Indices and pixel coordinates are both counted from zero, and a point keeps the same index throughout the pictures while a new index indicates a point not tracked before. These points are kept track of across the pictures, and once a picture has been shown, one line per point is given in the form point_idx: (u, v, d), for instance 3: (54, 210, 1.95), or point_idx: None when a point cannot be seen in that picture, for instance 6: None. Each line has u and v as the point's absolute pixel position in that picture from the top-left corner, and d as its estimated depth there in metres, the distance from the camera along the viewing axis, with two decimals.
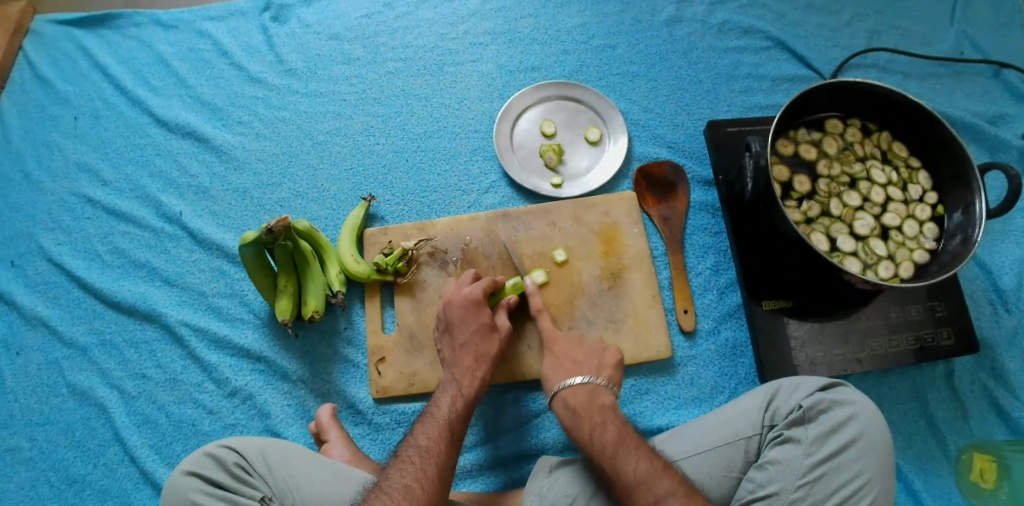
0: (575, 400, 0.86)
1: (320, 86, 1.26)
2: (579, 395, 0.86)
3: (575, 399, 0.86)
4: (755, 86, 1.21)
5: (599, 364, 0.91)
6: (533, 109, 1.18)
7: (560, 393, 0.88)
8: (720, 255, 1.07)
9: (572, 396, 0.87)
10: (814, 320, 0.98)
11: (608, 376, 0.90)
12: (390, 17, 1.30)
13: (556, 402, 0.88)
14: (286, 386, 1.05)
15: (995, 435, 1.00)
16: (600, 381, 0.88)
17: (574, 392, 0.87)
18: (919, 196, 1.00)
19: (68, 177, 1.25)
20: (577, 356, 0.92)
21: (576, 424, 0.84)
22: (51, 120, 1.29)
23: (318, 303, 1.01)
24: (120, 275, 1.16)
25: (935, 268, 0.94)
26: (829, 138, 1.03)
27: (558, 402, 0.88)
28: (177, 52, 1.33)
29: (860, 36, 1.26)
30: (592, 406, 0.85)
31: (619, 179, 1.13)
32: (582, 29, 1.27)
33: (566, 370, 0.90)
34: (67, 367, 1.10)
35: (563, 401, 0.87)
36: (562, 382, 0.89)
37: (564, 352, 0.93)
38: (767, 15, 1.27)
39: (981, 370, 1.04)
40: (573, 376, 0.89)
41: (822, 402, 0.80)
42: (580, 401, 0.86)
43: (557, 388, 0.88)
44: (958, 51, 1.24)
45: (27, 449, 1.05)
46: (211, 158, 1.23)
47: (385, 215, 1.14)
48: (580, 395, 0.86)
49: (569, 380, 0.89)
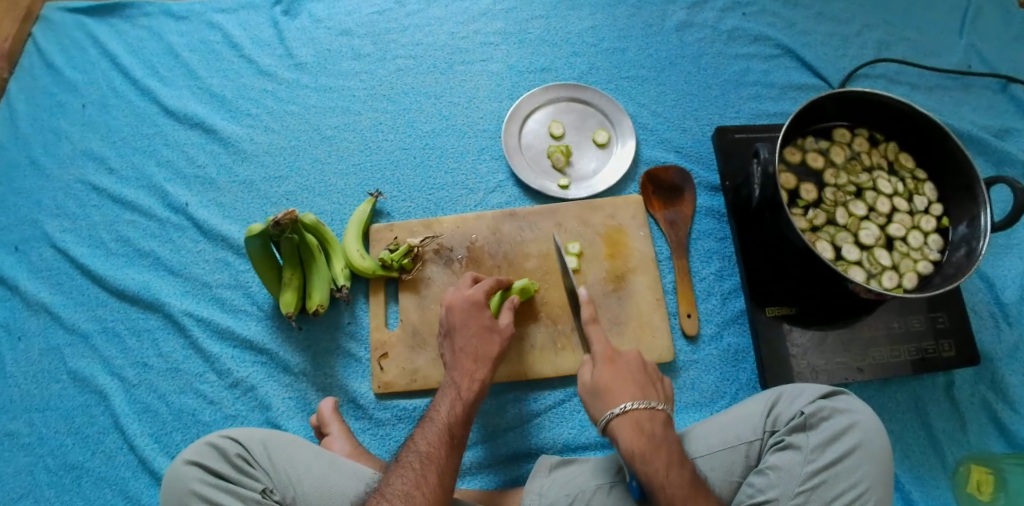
0: (650, 426, 0.76)
1: (330, 81, 1.26)
2: (656, 423, 0.76)
3: (651, 425, 0.76)
4: (763, 94, 1.21)
5: (663, 393, 0.83)
6: (541, 110, 1.19)
7: (631, 412, 0.77)
8: (724, 261, 1.08)
9: (647, 421, 0.76)
10: (817, 329, 0.98)
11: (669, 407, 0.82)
12: (402, 15, 1.31)
13: (623, 420, 0.76)
14: (288, 379, 1.05)
15: (994, 448, 1.00)
16: (669, 410, 0.80)
17: (649, 416, 0.76)
18: (924, 207, 1.00)
19: (75, 164, 1.25)
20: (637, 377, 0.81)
21: (649, 455, 0.73)
22: (59, 107, 1.29)
23: (322, 297, 1.01)
24: (124, 263, 1.16)
25: (938, 280, 0.95)
26: (836, 147, 1.03)
27: (625, 421, 0.76)
28: (187, 43, 1.33)
29: (869, 46, 1.27)
30: (667, 439, 0.76)
31: (626, 182, 1.13)
32: (592, 32, 1.27)
33: (637, 390, 0.79)
34: (69, 354, 1.10)
35: (634, 421, 0.76)
36: (634, 401, 0.77)
37: (630, 371, 0.82)
38: (777, 22, 1.28)
39: (980, 382, 1.04)
40: (647, 399, 0.78)
41: (823, 409, 0.80)
42: (654, 429, 0.76)
43: (631, 405, 0.77)
44: (966, 64, 1.25)
45: (26, 434, 1.05)
46: (218, 150, 1.23)
47: (391, 211, 1.14)
48: (658, 424, 0.77)
49: (643, 401, 0.77)
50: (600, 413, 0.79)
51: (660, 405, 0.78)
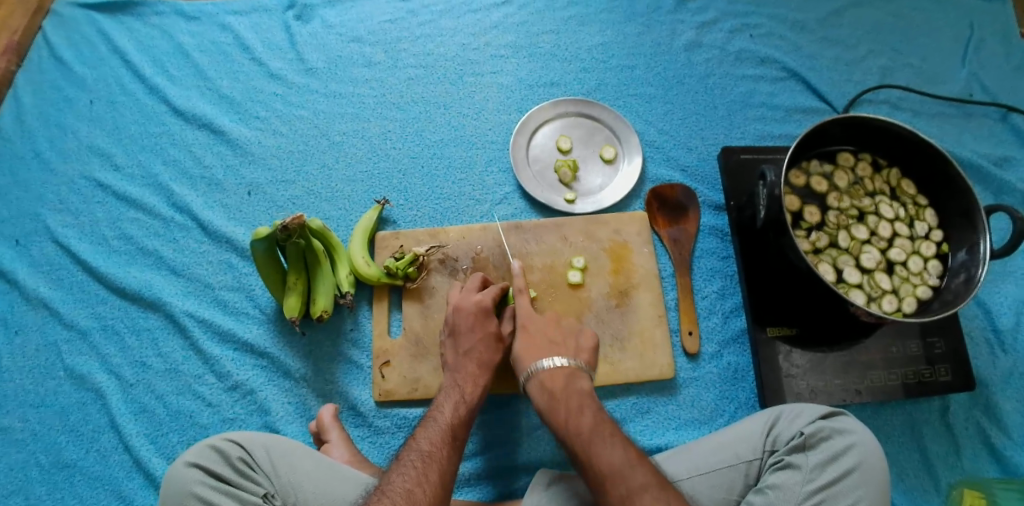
0: (553, 383, 0.87)
1: (339, 87, 1.27)
2: (557, 378, 0.88)
3: (554, 381, 0.87)
4: (769, 115, 1.23)
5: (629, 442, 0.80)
6: (549, 124, 1.20)
7: (538, 374, 0.89)
8: (727, 279, 1.09)
9: (550, 380, 0.88)
10: (818, 351, 0.99)
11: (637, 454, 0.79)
12: (413, 24, 1.32)
13: (532, 383, 0.89)
14: (288, 384, 1.05)
15: (987, 473, 1.01)
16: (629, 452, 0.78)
17: (552, 375, 0.88)
18: (925, 233, 1.02)
19: (80, 160, 1.25)
20: (553, 336, 0.93)
21: (551, 408, 0.85)
22: (66, 102, 1.29)
23: (327, 303, 1.01)
24: (127, 261, 1.16)
25: (937, 305, 0.96)
26: (840, 172, 1.05)
27: (534, 383, 0.89)
28: (197, 43, 1.34)
29: (873, 72, 1.29)
30: (571, 392, 0.86)
31: (632, 198, 1.14)
32: (602, 48, 1.28)
33: (545, 350, 0.91)
34: (67, 351, 1.09)
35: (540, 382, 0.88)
36: (541, 363, 0.89)
37: (541, 334, 0.94)
38: (783, 45, 1.30)
39: (975, 407, 1.05)
40: (552, 358, 0.90)
41: (823, 430, 0.81)
42: (556, 383, 0.87)
43: (537, 367, 0.89)
44: (968, 92, 1.27)
45: (19, 430, 1.04)
46: (225, 151, 1.23)
47: (397, 219, 1.14)
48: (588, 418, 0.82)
49: (548, 361, 0.89)
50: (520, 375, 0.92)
51: (573, 362, 0.90)
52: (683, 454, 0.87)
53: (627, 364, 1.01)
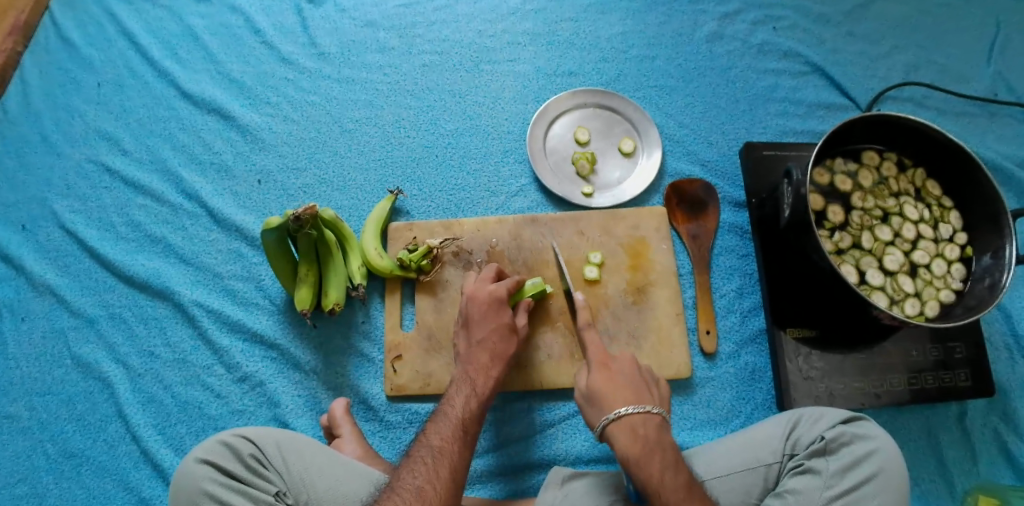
0: (645, 431, 0.76)
1: (352, 73, 1.24)
2: (649, 427, 0.77)
3: (646, 429, 0.76)
4: (791, 111, 1.20)
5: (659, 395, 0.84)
6: (567, 115, 1.17)
7: (626, 418, 0.77)
8: (746, 278, 1.07)
9: (641, 426, 0.77)
10: (837, 353, 0.98)
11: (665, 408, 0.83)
12: (429, 9, 1.29)
13: (618, 426, 0.77)
14: (298, 376, 1.03)
15: (1002, 479, 1.00)
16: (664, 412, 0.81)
17: (645, 421, 0.77)
18: (949, 235, 1.00)
19: (87, 144, 1.22)
20: (636, 380, 0.83)
21: (644, 460, 0.73)
22: (73, 84, 1.26)
23: (338, 296, 0.99)
24: (135, 248, 1.14)
25: (960, 311, 0.94)
26: (865, 171, 1.03)
27: (620, 428, 0.77)
28: (208, 26, 1.31)
29: (898, 68, 1.26)
30: (664, 443, 0.76)
31: (650, 193, 1.12)
32: (622, 38, 1.25)
33: (631, 395, 0.80)
34: (74, 338, 1.07)
35: (630, 427, 0.76)
36: (629, 406, 0.78)
37: (623, 378, 0.83)
38: (807, 39, 1.27)
39: (993, 413, 1.04)
40: (642, 404, 0.78)
41: (844, 434, 0.80)
42: (650, 433, 0.76)
43: (625, 411, 0.77)
44: (993, 91, 1.24)
45: (25, 418, 1.03)
46: (235, 137, 1.20)
47: (410, 210, 1.12)
48: (623, 360, 0.85)
49: (638, 406, 0.77)
50: (596, 419, 0.79)
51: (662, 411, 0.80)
52: (701, 456, 0.86)
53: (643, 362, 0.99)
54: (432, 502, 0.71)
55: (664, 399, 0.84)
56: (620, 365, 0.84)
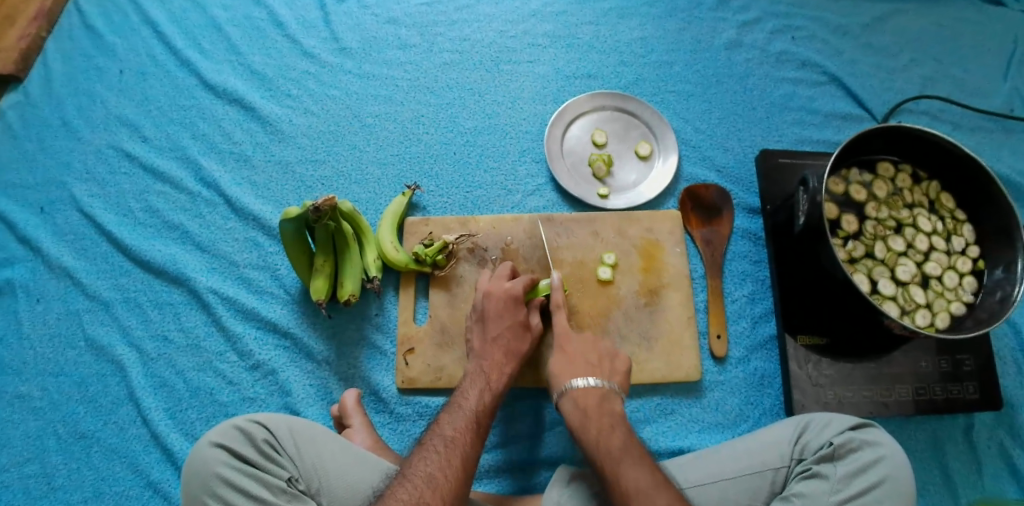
0: (585, 401, 0.82)
1: (373, 69, 1.25)
2: (589, 397, 0.82)
3: (586, 399, 0.82)
4: (808, 120, 1.21)
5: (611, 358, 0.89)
6: (585, 117, 1.18)
7: (571, 391, 0.84)
8: (757, 284, 1.07)
9: (582, 397, 0.83)
10: (847, 362, 0.98)
11: (619, 384, 0.87)
12: (451, 8, 1.30)
13: (565, 400, 0.84)
14: (310, 366, 1.04)
15: (1006, 492, 1.00)
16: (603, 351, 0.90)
17: (586, 393, 0.83)
18: (961, 248, 1.01)
19: (107, 129, 1.23)
20: (590, 357, 0.88)
21: (582, 426, 0.80)
22: (95, 71, 1.28)
23: (354, 287, 1.00)
24: (151, 234, 1.15)
25: (970, 323, 0.95)
26: (879, 181, 1.03)
27: (566, 400, 0.84)
28: (231, 17, 1.32)
29: (914, 81, 1.27)
30: (602, 411, 0.81)
31: (665, 197, 1.13)
32: (641, 43, 1.26)
33: (578, 370, 0.86)
34: (88, 321, 1.09)
35: (572, 399, 0.83)
36: (574, 381, 0.84)
37: (579, 354, 0.89)
38: (825, 49, 1.28)
39: (999, 427, 1.04)
40: (585, 377, 0.85)
41: (852, 440, 0.81)
42: (590, 402, 0.82)
43: (572, 385, 0.84)
44: (1009, 108, 1.24)
45: (37, 398, 1.04)
46: (255, 128, 1.22)
47: (426, 206, 1.13)
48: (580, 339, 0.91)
49: (580, 380, 0.84)
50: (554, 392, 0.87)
51: (608, 384, 0.85)
52: (707, 458, 0.86)
53: (654, 364, 1.00)
54: (444, 489, 0.72)
55: (623, 373, 0.88)
56: (579, 347, 0.90)
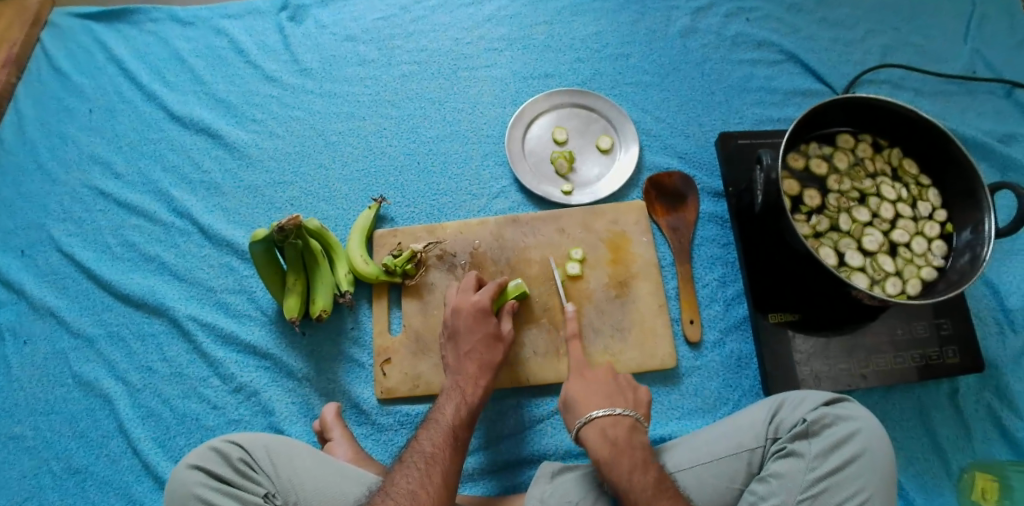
0: (613, 432, 0.80)
1: (334, 87, 1.27)
2: (619, 428, 0.81)
3: (615, 430, 0.81)
4: (767, 99, 1.21)
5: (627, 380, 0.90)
6: (545, 116, 1.19)
7: (597, 420, 0.82)
8: (728, 267, 1.07)
9: (611, 426, 0.81)
10: (821, 336, 0.98)
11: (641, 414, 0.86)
12: (407, 21, 1.32)
13: (590, 428, 0.82)
14: (291, 384, 1.05)
15: (997, 454, 0.99)
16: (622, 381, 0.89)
17: (614, 422, 0.81)
18: (928, 213, 1.00)
19: (81, 169, 1.26)
20: (612, 387, 0.88)
21: (614, 457, 0.77)
22: (66, 113, 1.30)
23: (326, 302, 1.01)
24: (130, 267, 1.17)
25: (942, 287, 0.94)
26: (839, 153, 1.03)
27: (591, 429, 0.82)
28: (193, 49, 1.34)
29: (873, 51, 1.27)
30: (632, 443, 0.79)
31: (630, 188, 1.14)
32: (596, 38, 1.28)
33: (603, 400, 0.85)
34: (74, 357, 1.10)
35: (600, 427, 0.81)
36: (600, 410, 0.83)
37: (600, 385, 0.88)
38: (781, 28, 1.28)
39: (985, 389, 1.03)
40: (611, 407, 0.84)
41: (826, 416, 0.80)
42: (619, 433, 0.80)
43: (597, 414, 0.83)
44: (971, 69, 1.24)
45: (30, 438, 1.06)
46: (224, 155, 1.24)
47: (394, 217, 1.14)
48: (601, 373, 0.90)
49: (607, 409, 0.83)
50: (573, 423, 0.85)
51: (634, 414, 0.84)
52: (685, 443, 0.86)
53: (629, 355, 1.00)
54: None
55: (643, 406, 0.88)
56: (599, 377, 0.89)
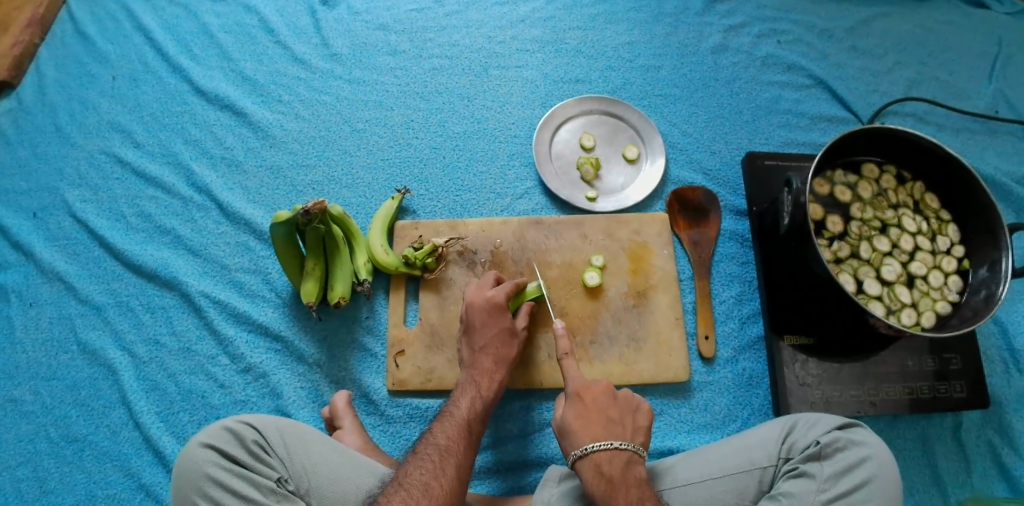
0: (609, 466, 0.77)
1: (363, 74, 1.26)
2: (615, 463, 0.77)
3: (610, 466, 0.77)
4: (793, 123, 1.22)
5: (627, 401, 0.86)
6: (573, 120, 1.20)
7: (591, 454, 0.78)
8: (745, 285, 1.08)
9: (606, 463, 0.78)
10: (834, 361, 0.99)
11: (640, 441, 0.83)
12: (440, 14, 1.32)
13: (585, 462, 0.78)
14: (301, 368, 1.04)
15: (995, 491, 1.00)
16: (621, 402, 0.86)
17: (609, 457, 0.78)
18: (946, 247, 1.01)
19: (100, 136, 1.24)
20: (611, 413, 0.83)
21: (609, 496, 0.74)
22: (88, 78, 1.29)
23: (344, 290, 1.01)
24: (143, 239, 1.16)
25: (955, 322, 0.95)
26: (864, 182, 1.04)
27: (586, 463, 0.78)
28: (223, 25, 1.33)
29: (899, 84, 1.28)
30: (627, 480, 0.76)
31: (653, 199, 1.14)
32: (629, 47, 1.28)
33: (600, 430, 0.81)
34: (80, 325, 1.09)
35: (595, 463, 0.77)
36: (597, 442, 0.79)
37: (597, 410, 0.84)
38: (810, 53, 1.29)
39: (987, 426, 1.05)
40: (609, 439, 0.79)
41: (839, 440, 0.80)
42: (614, 468, 0.77)
43: (592, 447, 0.78)
44: (994, 109, 1.26)
45: (29, 403, 1.04)
46: (247, 133, 1.23)
47: (417, 210, 1.14)
48: (598, 391, 0.86)
49: (604, 442, 0.79)
50: (568, 450, 0.81)
51: (632, 447, 0.80)
52: (696, 456, 0.86)
53: (642, 365, 1.01)
54: (439, 498, 0.72)
55: (639, 429, 0.84)
56: (598, 399, 0.85)
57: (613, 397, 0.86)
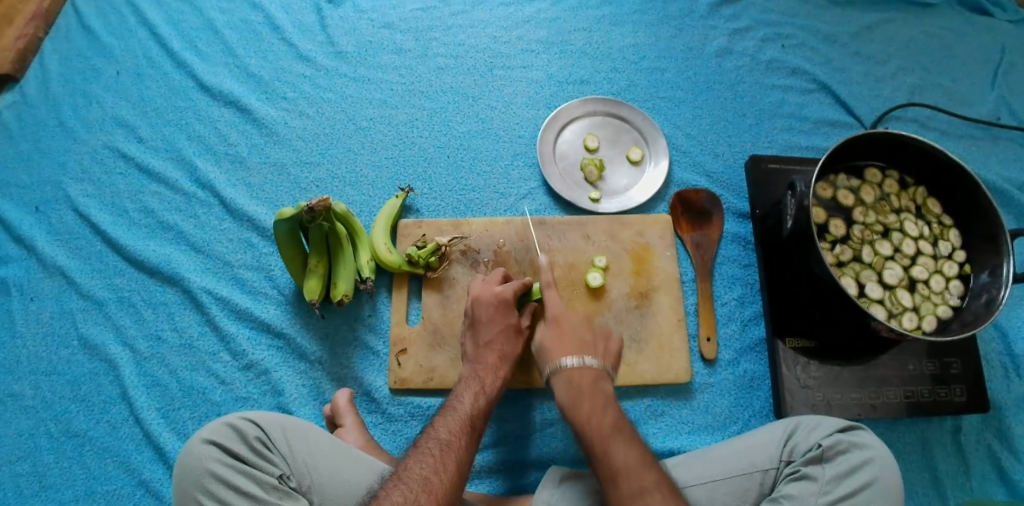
0: (579, 379, 0.84)
1: (368, 73, 1.27)
2: (585, 377, 0.84)
3: (580, 378, 0.84)
4: (797, 126, 1.23)
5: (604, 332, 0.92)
6: (577, 121, 1.20)
7: (563, 367, 0.85)
8: (747, 287, 1.08)
9: (577, 376, 0.84)
10: (835, 364, 0.99)
11: (611, 364, 0.89)
12: (446, 14, 1.32)
13: (558, 377, 0.85)
14: (302, 366, 1.04)
15: (994, 495, 1.01)
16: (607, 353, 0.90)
17: (578, 371, 0.84)
18: (948, 252, 1.02)
19: (104, 130, 1.24)
20: (585, 334, 0.90)
21: (575, 403, 0.82)
22: (92, 72, 1.29)
23: (347, 288, 1.01)
24: (146, 234, 1.15)
25: (956, 326, 0.95)
26: (867, 187, 1.05)
27: (559, 377, 0.86)
28: (228, 21, 1.34)
29: (902, 89, 1.29)
30: (594, 390, 0.83)
31: (656, 201, 1.14)
32: (633, 49, 1.28)
33: (573, 347, 0.88)
34: (81, 320, 1.09)
35: (566, 377, 0.85)
36: (569, 357, 0.86)
37: (572, 329, 0.90)
38: (814, 57, 1.30)
39: (987, 430, 1.05)
40: (581, 355, 0.86)
41: (841, 443, 0.80)
42: (583, 382, 0.84)
43: (565, 362, 0.85)
44: (996, 115, 1.26)
45: (29, 397, 1.04)
46: (251, 130, 1.23)
47: (420, 208, 1.14)
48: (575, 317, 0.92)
49: (576, 357, 0.85)
50: (543, 367, 0.89)
51: (602, 364, 0.87)
52: (698, 458, 0.86)
53: (644, 366, 1.01)
54: (439, 493, 0.72)
55: (614, 354, 0.90)
56: (573, 323, 0.91)
57: (589, 322, 0.92)
